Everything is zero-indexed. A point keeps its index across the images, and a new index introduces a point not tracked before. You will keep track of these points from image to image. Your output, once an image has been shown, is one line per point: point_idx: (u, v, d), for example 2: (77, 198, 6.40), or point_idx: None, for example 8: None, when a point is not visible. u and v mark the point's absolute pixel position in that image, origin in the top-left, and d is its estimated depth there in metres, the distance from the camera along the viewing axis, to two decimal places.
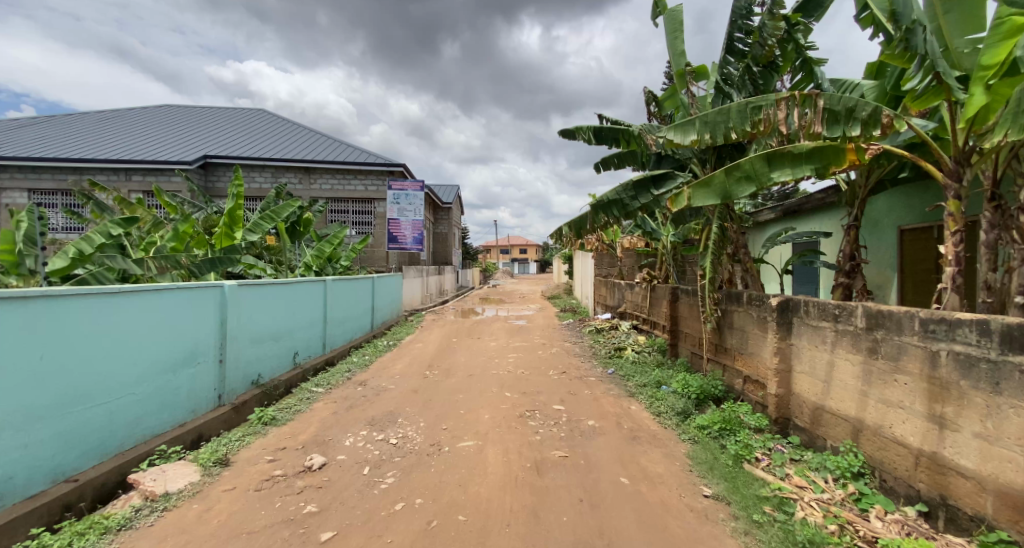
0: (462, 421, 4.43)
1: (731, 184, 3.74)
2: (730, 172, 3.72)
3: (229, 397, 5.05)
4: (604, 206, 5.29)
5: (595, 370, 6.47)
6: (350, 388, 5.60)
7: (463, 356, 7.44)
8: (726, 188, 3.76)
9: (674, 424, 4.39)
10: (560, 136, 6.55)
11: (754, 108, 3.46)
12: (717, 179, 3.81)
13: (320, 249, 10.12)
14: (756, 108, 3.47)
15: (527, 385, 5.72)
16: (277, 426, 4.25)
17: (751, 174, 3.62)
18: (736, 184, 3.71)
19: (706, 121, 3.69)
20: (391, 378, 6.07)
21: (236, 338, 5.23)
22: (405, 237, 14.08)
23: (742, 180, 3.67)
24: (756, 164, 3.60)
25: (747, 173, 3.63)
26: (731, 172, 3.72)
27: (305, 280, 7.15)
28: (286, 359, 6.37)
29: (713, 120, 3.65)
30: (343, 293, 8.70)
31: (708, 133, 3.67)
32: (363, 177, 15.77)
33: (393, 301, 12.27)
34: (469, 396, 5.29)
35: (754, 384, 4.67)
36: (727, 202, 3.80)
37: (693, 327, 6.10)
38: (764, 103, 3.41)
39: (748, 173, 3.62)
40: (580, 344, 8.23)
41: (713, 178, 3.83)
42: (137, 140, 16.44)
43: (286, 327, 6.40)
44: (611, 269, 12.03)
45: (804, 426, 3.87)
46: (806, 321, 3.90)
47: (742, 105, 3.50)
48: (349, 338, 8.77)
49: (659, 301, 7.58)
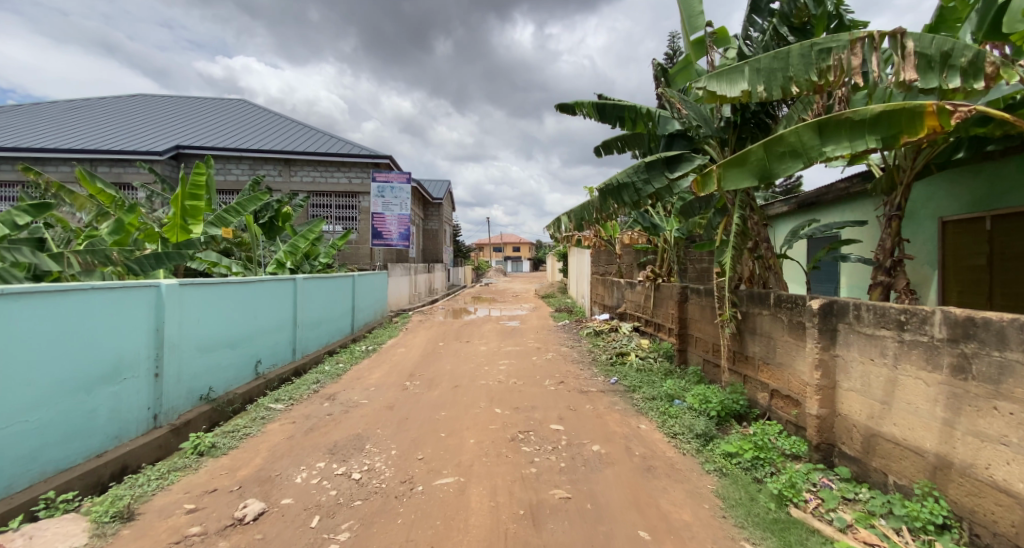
0: (442, 448, 3.70)
1: (771, 160, 3.08)
2: (770, 145, 3.06)
3: (168, 417, 4.24)
4: (612, 192, 4.66)
5: (596, 380, 5.76)
6: (315, 404, 4.84)
7: (449, 363, 6.69)
8: (765, 166, 3.11)
9: (694, 450, 3.69)
10: (557, 110, 5.86)
11: (821, 52, 2.89)
12: (754, 154, 3.16)
13: (293, 244, 9.29)
14: (823, 52, 2.91)
15: (520, 399, 5.00)
16: (217, 456, 3.49)
17: (797, 148, 2.96)
18: (778, 160, 3.05)
19: (758, 69, 3.12)
20: (364, 391, 5.32)
21: (178, 346, 4.41)
22: (391, 233, 13.27)
23: (786, 156, 3.01)
24: (804, 135, 2.93)
25: (793, 146, 2.97)
26: (772, 146, 3.05)
27: (270, 279, 6.37)
28: (245, 369, 5.58)
29: (767, 67, 3.08)
30: (317, 294, 7.91)
31: (763, 84, 3.07)
32: (346, 169, 14.93)
33: (377, 301, 11.48)
34: (452, 413, 4.55)
35: (785, 401, 4.00)
36: (765, 183, 3.14)
37: (706, 331, 5.43)
38: (835, 45, 2.84)
39: (794, 145, 2.95)
40: (578, 348, 7.52)
41: (749, 153, 3.17)
42: (103, 129, 15.41)
43: (244, 333, 5.61)
44: (608, 267, 11.35)
45: (855, 456, 3.20)
46: (857, 328, 3.22)
47: (805, 48, 2.94)
48: (324, 342, 7.98)
49: (664, 302, 6.90)
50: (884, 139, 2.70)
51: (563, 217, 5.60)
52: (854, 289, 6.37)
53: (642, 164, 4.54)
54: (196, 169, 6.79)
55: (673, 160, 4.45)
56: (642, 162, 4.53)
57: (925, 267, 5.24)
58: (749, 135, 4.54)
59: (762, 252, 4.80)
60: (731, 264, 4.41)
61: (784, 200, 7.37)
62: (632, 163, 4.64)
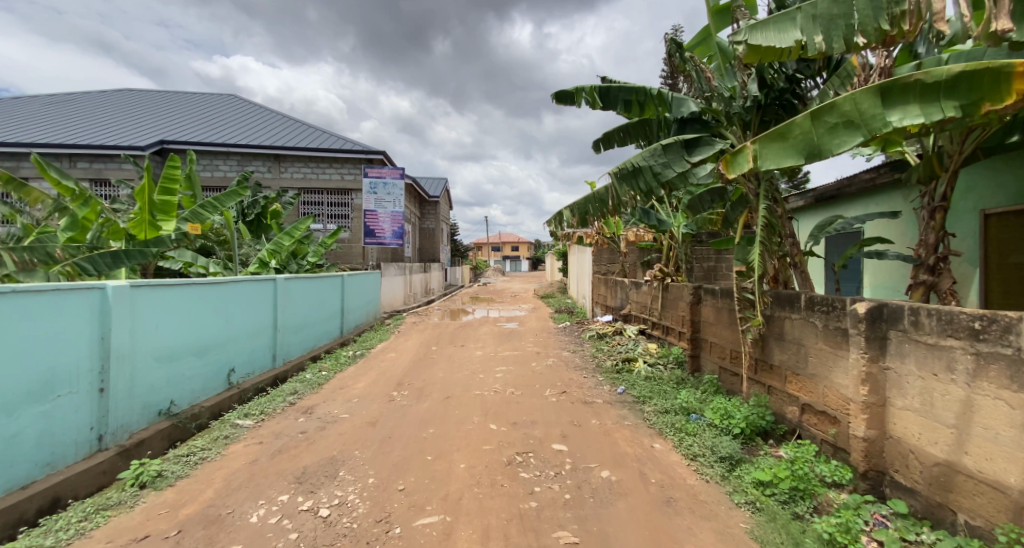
0: (427, 476, 3.19)
1: (821, 134, 2.71)
2: (819, 115, 2.70)
3: (117, 437, 3.73)
4: (627, 177, 4.30)
5: (601, 389, 5.26)
6: (289, 419, 4.33)
7: (441, 370, 6.19)
8: (812, 141, 2.74)
9: (718, 476, 3.20)
10: (554, 99, 5.32)
11: None
12: (798, 127, 2.81)
13: (278, 242, 8.63)
14: None
15: (518, 413, 4.49)
16: (160, 490, 2.99)
17: (853, 118, 2.57)
18: (829, 133, 2.66)
19: (814, 16, 2.81)
20: (345, 404, 4.81)
21: (129, 357, 3.90)
22: (384, 231, 12.74)
23: (838, 129, 2.63)
24: (862, 103, 2.54)
25: (848, 116, 2.59)
26: (824, 117, 2.67)
27: (248, 279, 5.88)
28: (216, 377, 5.10)
29: (826, 13, 2.77)
30: (302, 295, 7.42)
31: (821, 34, 2.75)
32: (338, 165, 14.40)
33: (369, 302, 10.97)
34: (441, 430, 4.04)
35: (820, 417, 3.50)
36: (811, 162, 2.77)
37: (723, 336, 4.94)
38: None
39: (849, 115, 2.58)
40: (581, 353, 7.01)
41: (792, 126, 2.83)
42: (84, 124, 14.83)
43: (216, 339, 5.14)
44: (610, 266, 10.84)
45: (915, 488, 2.70)
46: (914, 337, 2.72)
47: None
48: (308, 347, 7.48)
49: (674, 303, 6.40)
50: (963, 107, 2.22)
51: (566, 210, 5.21)
52: (881, 290, 5.87)
53: (659, 146, 4.20)
54: (168, 160, 6.26)
55: (692, 143, 4.09)
56: (659, 144, 4.19)
57: (964, 265, 4.75)
58: (773, 118, 4.04)
59: (789, 248, 4.31)
60: (757, 259, 3.91)
61: (801, 194, 6.88)
62: (647, 147, 4.30)
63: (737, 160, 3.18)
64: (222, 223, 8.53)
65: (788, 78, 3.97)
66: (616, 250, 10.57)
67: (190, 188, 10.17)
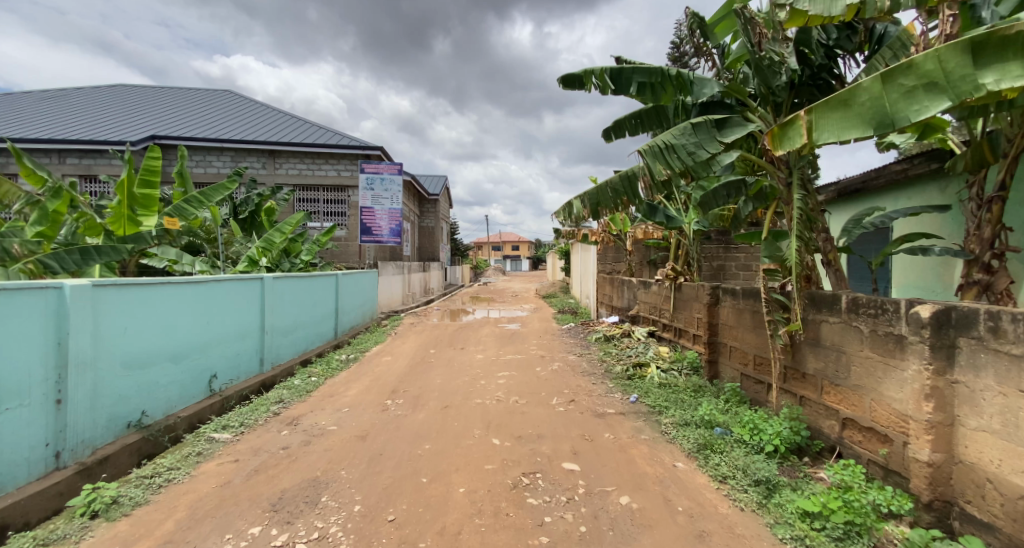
0: (421, 503, 2.79)
1: (894, 99, 2.64)
2: (893, 78, 2.64)
3: (80, 453, 3.29)
4: (655, 156, 4.07)
5: (613, 397, 4.86)
6: (271, 432, 3.93)
7: (439, 375, 5.78)
8: (882, 108, 2.67)
9: (755, 504, 2.79)
10: (560, 83, 4.90)
11: None
12: (865, 94, 2.75)
13: (268, 238, 8.19)
14: None
15: (523, 425, 4.09)
16: (113, 520, 2.57)
17: (936, 79, 2.50)
18: (905, 97, 2.60)
19: None
20: (334, 414, 4.41)
21: (94, 364, 3.46)
22: (382, 229, 12.34)
23: (917, 92, 2.56)
24: (948, 62, 2.47)
25: (930, 77, 2.52)
26: (901, 79, 2.61)
27: (234, 278, 5.50)
28: (196, 385, 4.71)
29: None
30: (293, 295, 7.05)
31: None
32: (335, 161, 14.00)
33: (365, 301, 10.59)
34: (438, 446, 3.64)
35: (865, 434, 3.11)
36: (878, 131, 2.69)
37: (746, 340, 4.56)
38: None
39: (932, 75, 2.50)
40: (587, 356, 6.61)
41: (858, 93, 2.77)
42: (74, 119, 14.43)
43: (196, 342, 4.76)
44: (616, 265, 10.44)
45: (994, 524, 2.29)
46: (992, 347, 2.32)
47: None
48: (300, 349, 7.10)
49: (687, 303, 6.01)
50: None
51: (579, 198, 4.89)
52: (911, 290, 5.49)
53: (688, 125, 4.02)
54: (148, 151, 5.84)
55: (723, 123, 3.93)
56: (689, 123, 4.01)
57: (1014, 262, 4.36)
58: (807, 98, 3.72)
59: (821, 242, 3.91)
60: (794, 256, 3.50)
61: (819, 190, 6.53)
62: (674, 127, 4.12)
63: (788, 134, 3.10)
64: (210, 219, 8.13)
65: (827, 54, 3.65)
66: (622, 248, 10.16)
67: (180, 183, 9.77)
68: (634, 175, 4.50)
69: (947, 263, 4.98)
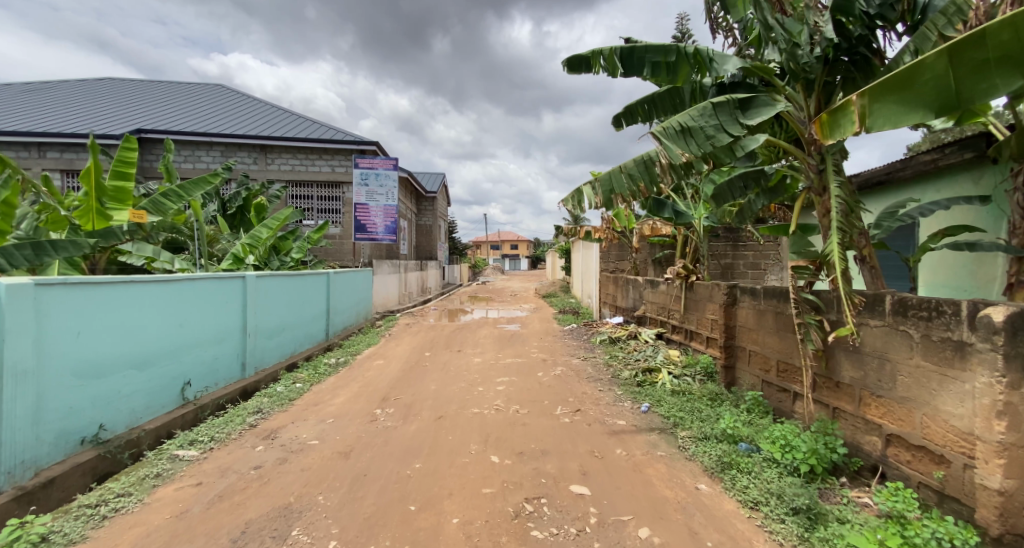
0: (408, 538, 2.39)
1: (962, 75, 2.33)
2: (961, 52, 2.29)
3: (20, 476, 2.85)
4: (671, 139, 3.71)
5: (622, 406, 4.47)
6: (245, 448, 3.54)
7: (434, 381, 5.37)
8: (946, 87, 2.37)
9: (797, 538, 2.39)
10: (565, 67, 4.50)
11: None
12: (929, 72, 2.41)
13: (254, 234, 7.74)
14: None
15: (525, 440, 3.69)
16: None
17: (1013, 50, 2.18)
18: (974, 73, 2.29)
19: None
20: (317, 426, 4.01)
21: (39, 374, 3.05)
22: (376, 226, 11.91)
23: (988, 67, 2.26)
24: None
25: (1005, 48, 2.20)
26: (969, 52, 2.28)
27: (211, 277, 5.09)
28: (166, 394, 4.30)
29: None
30: (280, 294, 6.65)
31: None
32: (329, 156, 13.58)
33: (359, 301, 10.21)
34: (429, 465, 3.23)
35: (915, 453, 2.71)
36: (941, 113, 2.43)
37: (769, 344, 4.17)
38: None
39: (1009, 47, 2.18)
40: (592, 360, 6.22)
41: (921, 71, 2.42)
42: (59, 112, 13.97)
43: (166, 347, 4.36)
44: (619, 264, 10.06)
45: None
46: None
47: None
48: (286, 352, 6.70)
49: (700, 304, 5.61)
50: None
51: (587, 185, 4.53)
52: (942, 289, 5.08)
53: (708, 105, 3.67)
54: (123, 139, 5.32)
55: (747, 103, 3.57)
56: (709, 104, 3.66)
57: None
58: (841, 75, 3.43)
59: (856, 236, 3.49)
60: (834, 249, 3.05)
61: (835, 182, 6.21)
62: (692, 107, 3.77)
63: (837, 121, 2.82)
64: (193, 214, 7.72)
65: (868, 23, 3.27)
66: (626, 246, 9.78)
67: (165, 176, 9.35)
68: (649, 161, 4.17)
69: (981, 260, 4.57)
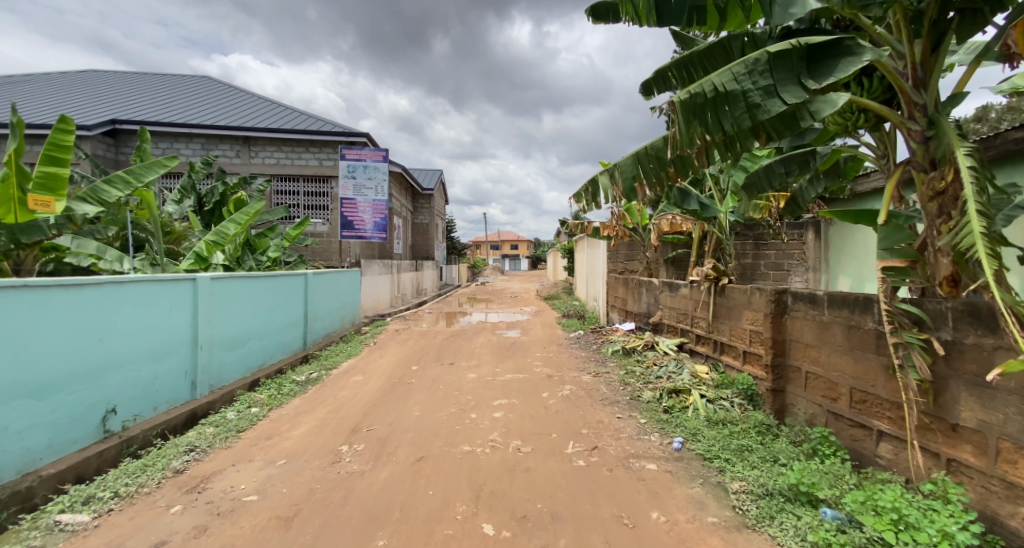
0: None
1: None
2: None
3: None
4: (704, 108, 2.81)
5: (648, 441, 3.59)
6: (153, 510, 2.65)
7: (418, 404, 4.49)
8: None
9: None
10: (588, 14, 3.69)
11: None
12: None
13: (220, 230, 6.78)
14: None
15: (528, 496, 2.80)
16: None
17: None
18: None
19: None
20: (259, 475, 3.11)
21: None
22: (365, 223, 11.02)
23: None
24: None
25: None
26: None
27: (150, 279, 4.19)
28: (85, 426, 3.43)
29: None
30: (243, 300, 5.74)
31: None
32: (316, 149, 12.70)
33: (345, 304, 9.35)
34: (397, 541, 2.35)
35: None
36: None
37: (838, 365, 3.31)
38: None
39: None
40: (604, 375, 5.35)
41: None
42: (29, 103, 13.07)
43: (82, 367, 3.46)
44: (629, 264, 9.20)
45: None
46: None
47: None
48: (251, 367, 5.81)
49: (735, 312, 4.72)
50: None
51: (604, 175, 3.64)
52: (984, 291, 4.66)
53: (760, 58, 2.74)
54: (58, 118, 4.37)
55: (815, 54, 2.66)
56: (760, 58, 2.73)
57: None
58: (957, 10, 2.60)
59: (955, 214, 2.54)
60: (977, 240, 2.12)
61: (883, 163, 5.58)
62: (737, 61, 2.84)
63: None
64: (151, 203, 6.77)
65: None
66: (637, 244, 8.89)
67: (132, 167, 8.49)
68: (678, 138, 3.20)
69: None
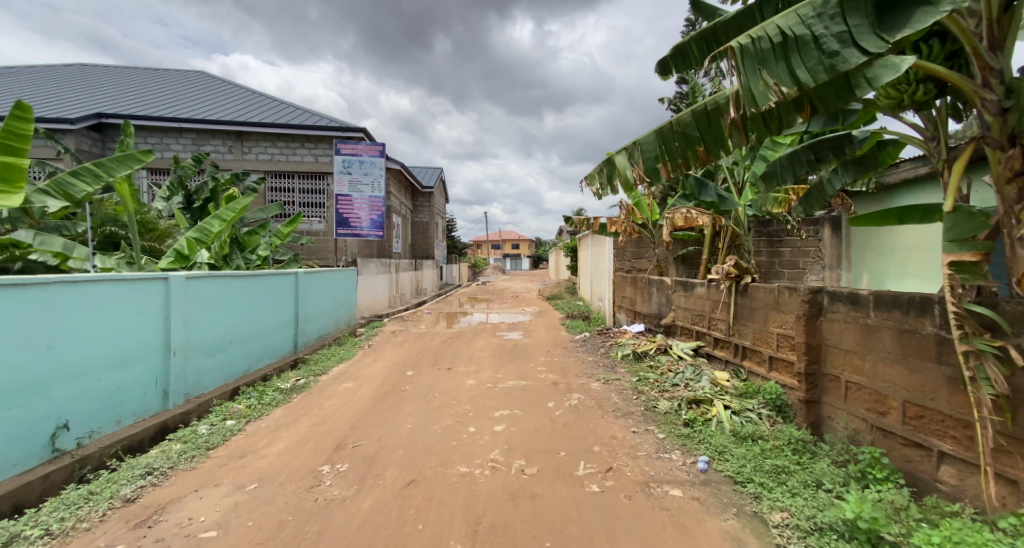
0: None
1: None
2: None
3: None
4: (766, 58, 2.40)
5: (669, 461, 3.17)
6: None
7: (410, 416, 4.07)
8: None
9: None
10: None
11: None
12: None
13: (203, 226, 6.38)
14: None
15: (532, 530, 2.39)
16: None
17: None
18: None
19: None
20: (223, 504, 2.71)
21: None
22: (361, 220, 10.60)
23: None
24: None
25: None
26: None
27: (113, 278, 3.81)
28: (28, 445, 3.04)
29: None
30: (225, 302, 5.35)
31: None
32: (311, 144, 12.30)
33: (339, 305, 8.95)
34: None
35: None
36: None
37: (887, 375, 2.87)
38: None
39: None
40: (615, 383, 4.93)
41: None
42: (17, 98, 12.71)
43: (27, 378, 3.07)
44: (637, 262, 8.79)
45: None
46: None
47: None
48: (233, 373, 5.41)
49: (759, 313, 4.30)
50: None
51: (622, 154, 3.21)
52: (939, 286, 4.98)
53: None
54: (14, 104, 3.99)
55: None
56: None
57: None
58: None
59: None
60: None
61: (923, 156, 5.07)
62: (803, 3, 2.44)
63: None
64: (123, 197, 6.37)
65: None
66: (646, 241, 8.49)
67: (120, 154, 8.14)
68: (717, 108, 2.78)
69: None
